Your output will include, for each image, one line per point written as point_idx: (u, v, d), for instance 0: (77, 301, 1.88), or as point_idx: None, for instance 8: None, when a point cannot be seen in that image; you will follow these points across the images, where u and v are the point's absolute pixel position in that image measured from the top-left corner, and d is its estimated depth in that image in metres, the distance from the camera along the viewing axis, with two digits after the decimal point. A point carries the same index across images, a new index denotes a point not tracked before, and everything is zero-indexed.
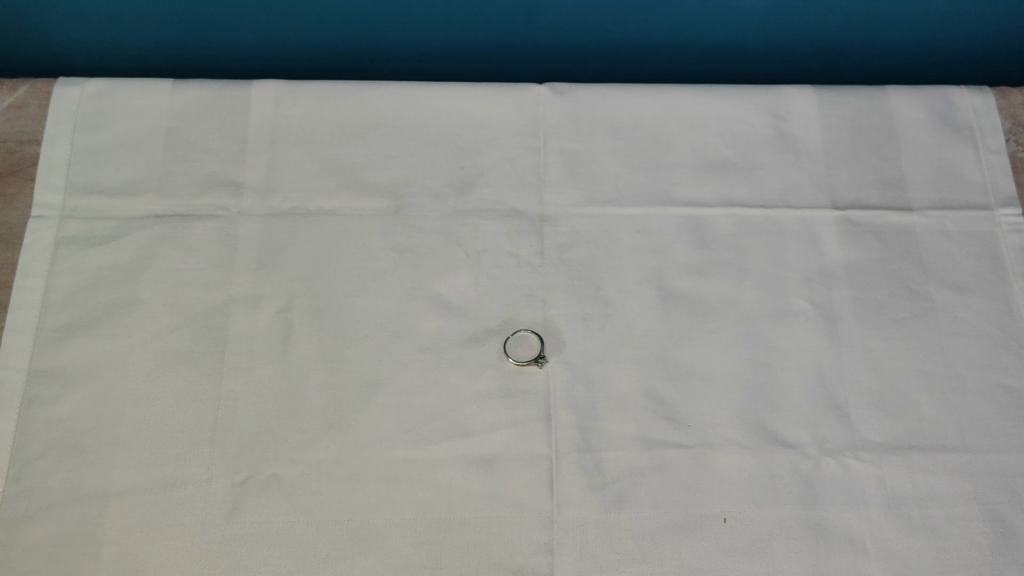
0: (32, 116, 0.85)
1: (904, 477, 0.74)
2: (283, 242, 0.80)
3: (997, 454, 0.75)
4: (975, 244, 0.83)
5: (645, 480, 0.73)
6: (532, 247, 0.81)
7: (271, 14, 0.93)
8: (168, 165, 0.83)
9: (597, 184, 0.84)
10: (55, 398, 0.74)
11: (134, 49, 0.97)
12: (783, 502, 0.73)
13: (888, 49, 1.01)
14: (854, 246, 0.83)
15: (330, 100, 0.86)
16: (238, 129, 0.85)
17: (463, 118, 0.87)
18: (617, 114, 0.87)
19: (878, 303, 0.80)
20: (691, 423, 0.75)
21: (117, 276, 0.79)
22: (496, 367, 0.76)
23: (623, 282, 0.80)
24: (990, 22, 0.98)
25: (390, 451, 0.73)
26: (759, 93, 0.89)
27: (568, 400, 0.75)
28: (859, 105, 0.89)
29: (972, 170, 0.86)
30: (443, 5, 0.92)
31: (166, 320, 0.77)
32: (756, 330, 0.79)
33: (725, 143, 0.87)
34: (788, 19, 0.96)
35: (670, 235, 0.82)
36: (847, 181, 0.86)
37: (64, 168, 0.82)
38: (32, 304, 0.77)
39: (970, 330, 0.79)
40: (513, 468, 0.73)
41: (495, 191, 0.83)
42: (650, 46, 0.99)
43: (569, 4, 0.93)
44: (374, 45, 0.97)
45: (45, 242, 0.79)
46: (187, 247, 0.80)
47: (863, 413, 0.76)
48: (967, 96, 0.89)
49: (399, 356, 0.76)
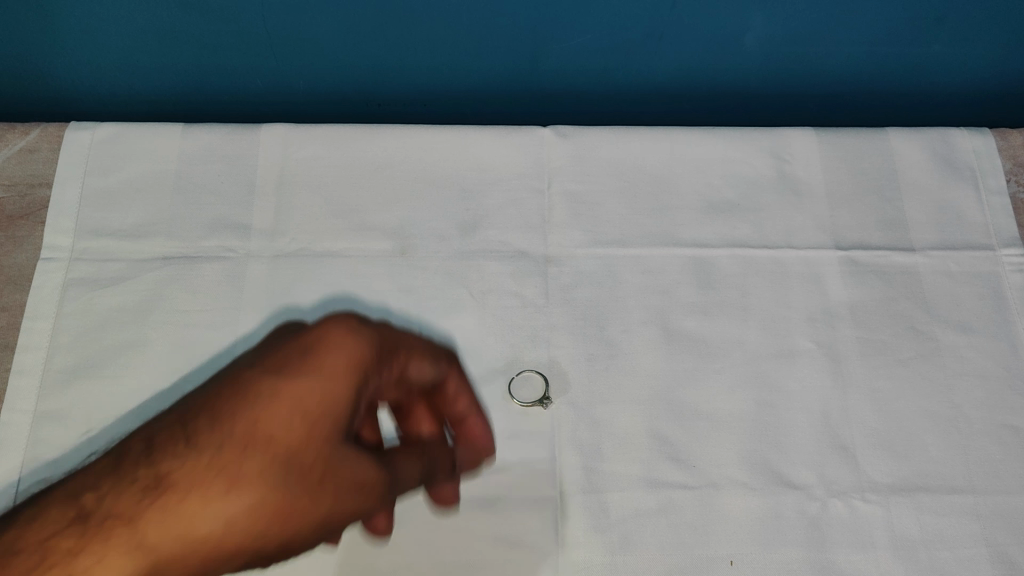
0: (43, 160, 0.87)
1: (911, 519, 0.73)
2: (289, 282, 0.81)
3: (1004, 495, 0.74)
4: (977, 284, 0.83)
5: (651, 521, 0.73)
6: (537, 287, 0.81)
7: (280, 59, 0.94)
8: (177, 209, 0.84)
9: (600, 225, 0.85)
10: (60, 440, 0.74)
11: (146, 95, 0.99)
12: (790, 545, 0.72)
13: (888, 92, 1.02)
14: (857, 286, 0.83)
15: (335, 143, 0.87)
16: (246, 172, 0.86)
17: (469, 160, 0.88)
18: (620, 155, 0.88)
19: (883, 343, 0.80)
20: (697, 464, 0.75)
21: (125, 317, 0.79)
22: (501, 408, 0.76)
23: (627, 323, 0.80)
24: (991, 65, 0.99)
25: (395, 492, 0.73)
26: (761, 135, 0.90)
27: (574, 441, 0.75)
28: (860, 145, 0.90)
29: (973, 211, 0.87)
30: (450, 49, 0.94)
31: (173, 361, 0.77)
32: (761, 371, 0.79)
33: (728, 185, 0.88)
34: (789, 64, 0.97)
35: (674, 276, 0.83)
36: (849, 222, 0.86)
37: (74, 211, 0.83)
38: (39, 347, 0.78)
39: (974, 371, 0.80)
40: (517, 511, 0.73)
41: (499, 232, 0.84)
42: (654, 89, 1.01)
43: (573, 48, 0.94)
44: (382, 90, 0.99)
45: (53, 285, 0.80)
46: (196, 289, 0.80)
47: (870, 454, 0.76)
48: (967, 137, 0.90)
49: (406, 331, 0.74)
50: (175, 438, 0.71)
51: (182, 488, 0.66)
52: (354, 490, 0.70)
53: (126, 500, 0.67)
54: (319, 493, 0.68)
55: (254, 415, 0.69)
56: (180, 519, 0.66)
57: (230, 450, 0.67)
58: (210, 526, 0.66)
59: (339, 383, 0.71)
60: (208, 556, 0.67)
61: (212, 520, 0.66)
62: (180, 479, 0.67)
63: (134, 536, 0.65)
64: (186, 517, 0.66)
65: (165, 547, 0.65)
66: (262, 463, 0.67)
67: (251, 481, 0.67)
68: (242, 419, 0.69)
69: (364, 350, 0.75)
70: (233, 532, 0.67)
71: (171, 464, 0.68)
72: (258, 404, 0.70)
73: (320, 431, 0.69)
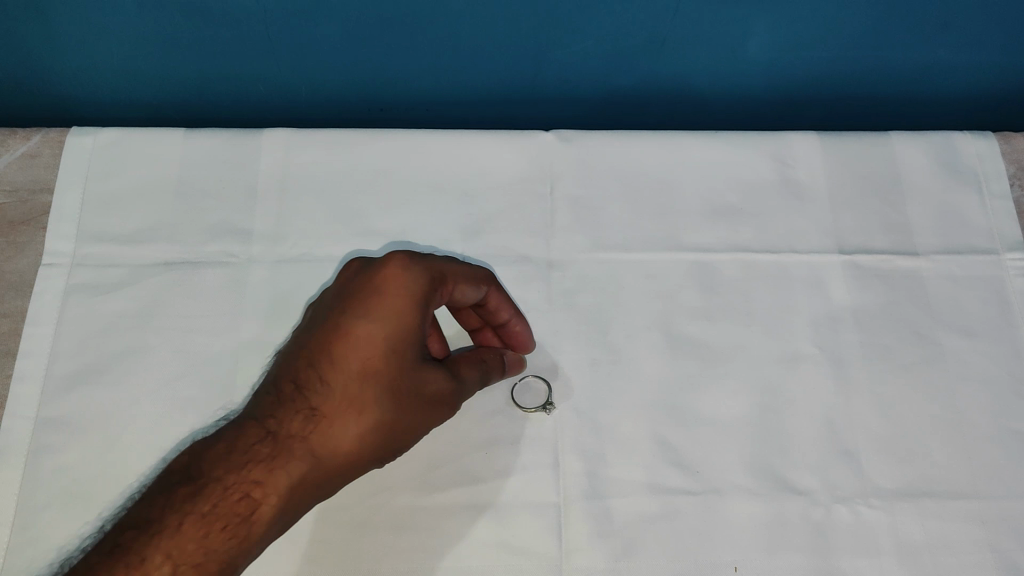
0: (44, 165, 0.87)
1: (916, 525, 0.73)
2: (291, 287, 0.81)
3: (1009, 500, 0.74)
4: (980, 289, 0.83)
5: (655, 527, 0.72)
6: (540, 292, 0.81)
7: (282, 64, 0.94)
8: (179, 214, 0.84)
9: (603, 230, 0.85)
10: (62, 447, 0.74)
11: (147, 100, 0.99)
12: (795, 551, 0.72)
13: (890, 94, 1.02)
14: (860, 291, 0.83)
15: (336, 147, 0.87)
16: (248, 177, 0.86)
17: (471, 164, 0.87)
18: (622, 160, 0.88)
19: (886, 348, 0.80)
20: (700, 469, 0.75)
21: (127, 323, 0.79)
22: (503, 414, 0.76)
23: (630, 328, 0.80)
24: (994, 69, 0.98)
25: (397, 498, 0.73)
26: (764, 139, 0.89)
27: (577, 446, 0.75)
28: (863, 149, 0.89)
29: (977, 215, 0.86)
30: (451, 54, 0.93)
31: (175, 367, 0.77)
32: (764, 377, 0.78)
33: (730, 189, 0.87)
34: (791, 68, 0.97)
35: (676, 280, 0.82)
36: (852, 226, 0.86)
37: (75, 217, 0.83)
38: (40, 353, 0.77)
39: (978, 375, 0.79)
40: (520, 517, 0.73)
41: (501, 237, 0.84)
42: (655, 92, 1.01)
43: (575, 53, 0.94)
44: (383, 95, 0.99)
45: (54, 291, 0.80)
46: (198, 295, 0.80)
47: (874, 459, 0.75)
48: (970, 141, 0.89)
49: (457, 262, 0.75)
50: (286, 360, 0.70)
51: (325, 396, 0.68)
52: (452, 386, 0.70)
53: (277, 419, 0.67)
54: (411, 402, 0.69)
55: (353, 311, 0.68)
56: (322, 429, 0.67)
57: (348, 358, 0.68)
58: (351, 440, 0.67)
59: (453, 276, 0.71)
60: (345, 468, 0.68)
61: (347, 433, 0.67)
62: (313, 400, 0.68)
63: (277, 455, 0.66)
64: (321, 430, 0.67)
65: (312, 453, 0.66)
66: (369, 361, 0.68)
67: (368, 393, 0.68)
68: (343, 317, 0.69)
69: (469, 269, 0.72)
70: (365, 432, 0.68)
71: (293, 390, 0.68)
72: (355, 301, 0.69)
73: (417, 305, 0.68)
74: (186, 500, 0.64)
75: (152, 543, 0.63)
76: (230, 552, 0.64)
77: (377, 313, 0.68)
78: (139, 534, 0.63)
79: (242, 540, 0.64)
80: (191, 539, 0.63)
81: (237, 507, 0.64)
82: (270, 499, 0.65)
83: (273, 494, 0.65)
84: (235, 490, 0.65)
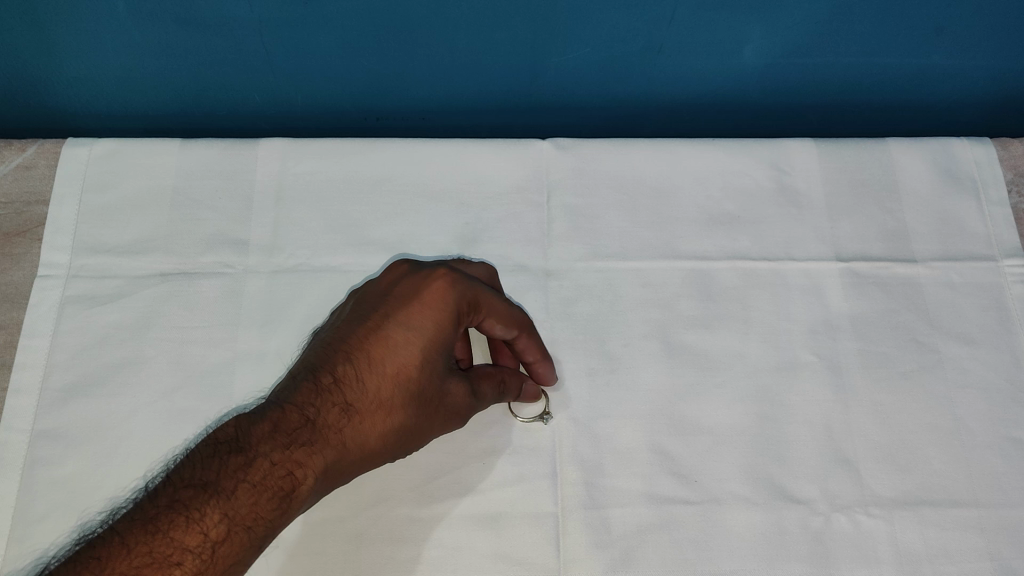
0: (40, 176, 0.86)
1: (915, 534, 0.73)
2: (288, 297, 0.80)
3: (1008, 508, 0.74)
4: (979, 296, 0.83)
5: (654, 537, 0.72)
6: (537, 301, 0.81)
7: (278, 74, 0.94)
8: (175, 225, 0.84)
9: (600, 239, 0.84)
10: (58, 459, 0.73)
11: (143, 110, 0.99)
12: (794, 560, 0.72)
13: (888, 100, 1.02)
14: (859, 298, 0.83)
15: (332, 157, 0.87)
16: (245, 187, 0.86)
17: (468, 173, 0.87)
18: (619, 168, 0.88)
19: (885, 355, 0.80)
20: (698, 478, 0.74)
21: (123, 334, 0.79)
22: (501, 424, 0.76)
23: (628, 337, 0.80)
24: (991, 75, 0.98)
25: (396, 510, 0.72)
26: (761, 147, 0.89)
27: (575, 456, 0.75)
28: (861, 156, 0.89)
29: (975, 221, 0.86)
30: (447, 63, 0.93)
31: (171, 379, 0.77)
32: (762, 385, 0.78)
33: (728, 197, 0.87)
34: (788, 75, 0.97)
35: (674, 289, 0.82)
36: (850, 234, 0.86)
37: (71, 228, 0.83)
38: (36, 365, 0.77)
39: (977, 383, 0.79)
40: (518, 527, 0.72)
41: (498, 246, 0.84)
42: (652, 100, 1.00)
43: (571, 61, 0.94)
44: (379, 104, 0.99)
45: (50, 302, 0.80)
46: (194, 305, 0.80)
47: (873, 467, 0.75)
48: (968, 147, 0.89)
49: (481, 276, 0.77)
50: (323, 352, 0.71)
51: (363, 392, 0.69)
52: (472, 401, 0.72)
53: (317, 408, 0.68)
54: (437, 412, 0.71)
55: (398, 315, 0.71)
56: (359, 420, 0.69)
57: (386, 360, 0.70)
58: (378, 438, 0.69)
59: (491, 302, 0.73)
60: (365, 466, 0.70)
61: (377, 431, 0.69)
62: (349, 394, 0.69)
63: (318, 440, 0.67)
64: (356, 423, 0.69)
65: (346, 443, 0.68)
66: (406, 365, 0.70)
67: (401, 397, 0.70)
68: (387, 320, 0.72)
69: (507, 306, 0.74)
70: (395, 432, 0.70)
71: (332, 381, 0.69)
72: (398, 306, 0.72)
73: (454, 318, 0.72)
74: (238, 468, 0.64)
75: (210, 501, 0.63)
76: (272, 526, 0.64)
77: (421, 320, 0.71)
78: (185, 502, 0.63)
79: (281, 516, 0.65)
80: (241, 506, 0.63)
81: (281, 484, 0.65)
82: (310, 479, 0.66)
83: (312, 476, 0.66)
84: (280, 465, 0.65)
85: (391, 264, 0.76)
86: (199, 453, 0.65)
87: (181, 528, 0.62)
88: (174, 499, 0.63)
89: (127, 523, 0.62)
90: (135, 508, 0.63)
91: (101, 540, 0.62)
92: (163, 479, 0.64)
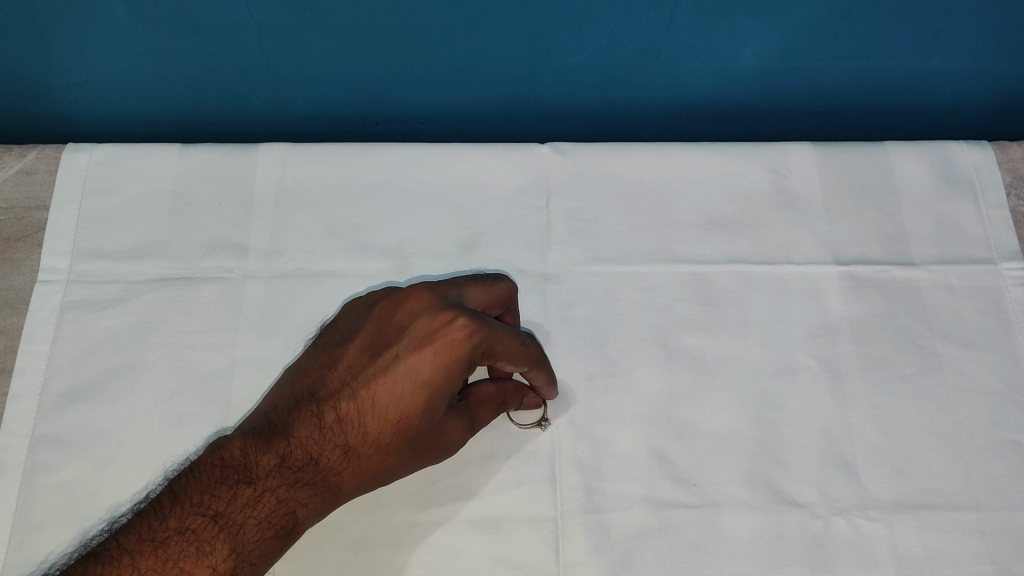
0: (40, 182, 0.87)
1: (915, 537, 0.73)
2: (287, 302, 0.81)
3: (1009, 512, 0.74)
4: (978, 299, 0.83)
5: (653, 541, 0.72)
6: (536, 306, 0.81)
7: (278, 79, 0.94)
8: (174, 230, 0.84)
9: (599, 243, 0.84)
10: (58, 464, 0.73)
11: (143, 115, 0.99)
12: (794, 564, 0.71)
13: (887, 103, 1.02)
14: (858, 301, 0.83)
15: (332, 162, 0.87)
16: (245, 192, 0.86)
17: (467, 177, 0.87)
18: (618, 172, 0.88)
19: (884, 359, 0.80)
20: (698, 482, 0.74)
21: (123, 339, 0.79)
22: (500, 428, 0.76)
23: (627, 341, 0.80)
24: (990, 78, 0.98)
25: (394, 514, 0.72)
26: (759, 150, 0.89)
27: (574, 460, 0.75)
28: (859, 159, 0.89)
29: (973, 224, 0.86)
30: (446, 67, 0.93)
31: (170, 384, 0.77)
32: (761, 389, 0.78)
33: (727, 201, 0.87)
34: (787, 79, 0.97)
35: (673, 292, 0.82)
36: (848, 237, 0.86)
37: (71, 233, 0.83)
38: (37, 370, 0.77)
39: (977, 386, 0.79)
40: (517, 531, 0.72)
41: (497, 250, 0.84)
42: (651, 103, 1.01)
43: (569, 65, 0.94)
44: (378, 108, 0.99)
45: (50, 308, 0.80)
46: (193, 310, 0.80)
47: (873, 471, 0.75)
48: (966, 151, 0.89)
49: (501, 295, 0.74)
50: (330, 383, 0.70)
51: (366, 432, 0.68)
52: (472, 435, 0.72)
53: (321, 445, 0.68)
54: (438, 450, 0.71)
55: (409, 358, 0.69)
56: (360, 462, 0.68)
57: (393, 402, 0.69)
58: (378, 475, 0.69)
59: (505, 348, 0.71)
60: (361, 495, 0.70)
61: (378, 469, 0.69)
62: (354, 433, 0.69)
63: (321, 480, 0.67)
64: (358, 463, 0.68)
65: (347, 481, 0.68)
66: (412, 411, 0.68)
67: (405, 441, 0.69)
68: (396, 361, 0.69)
69: (520, 346, 0.72)
70: (394, 470, 0.70)
71: (335, 420, 0.69)
72: (410, 345, 0.69)
73: (467, 367, 0.69)
74: (244, 503, 0.65)
75: (217, 536, 0.64)
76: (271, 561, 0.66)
77: (431, 367, 0.68)
78: (192, 532, 0.64)
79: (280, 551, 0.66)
80: (247, 542, 0.64)
81: (283, 523, 0.65)
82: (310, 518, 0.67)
83: (312, 514, 0.67)
84: (284, 503, 0.66)
85: (411, 290, 0.72)
86: (208, 478, 0.66)
87: (190, 560, 0.63)
88: (184, 526, 0.64)
89: (138, 544, 0.63)
90: (145, 528, 0.64)
91: (114, 558, 0.62)
92: (174, 500, 0.65)
